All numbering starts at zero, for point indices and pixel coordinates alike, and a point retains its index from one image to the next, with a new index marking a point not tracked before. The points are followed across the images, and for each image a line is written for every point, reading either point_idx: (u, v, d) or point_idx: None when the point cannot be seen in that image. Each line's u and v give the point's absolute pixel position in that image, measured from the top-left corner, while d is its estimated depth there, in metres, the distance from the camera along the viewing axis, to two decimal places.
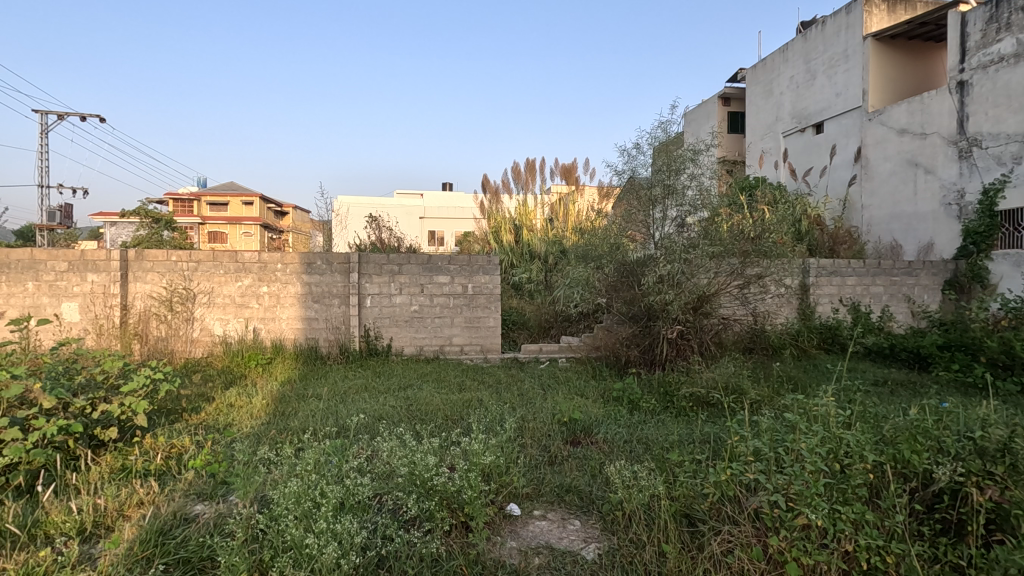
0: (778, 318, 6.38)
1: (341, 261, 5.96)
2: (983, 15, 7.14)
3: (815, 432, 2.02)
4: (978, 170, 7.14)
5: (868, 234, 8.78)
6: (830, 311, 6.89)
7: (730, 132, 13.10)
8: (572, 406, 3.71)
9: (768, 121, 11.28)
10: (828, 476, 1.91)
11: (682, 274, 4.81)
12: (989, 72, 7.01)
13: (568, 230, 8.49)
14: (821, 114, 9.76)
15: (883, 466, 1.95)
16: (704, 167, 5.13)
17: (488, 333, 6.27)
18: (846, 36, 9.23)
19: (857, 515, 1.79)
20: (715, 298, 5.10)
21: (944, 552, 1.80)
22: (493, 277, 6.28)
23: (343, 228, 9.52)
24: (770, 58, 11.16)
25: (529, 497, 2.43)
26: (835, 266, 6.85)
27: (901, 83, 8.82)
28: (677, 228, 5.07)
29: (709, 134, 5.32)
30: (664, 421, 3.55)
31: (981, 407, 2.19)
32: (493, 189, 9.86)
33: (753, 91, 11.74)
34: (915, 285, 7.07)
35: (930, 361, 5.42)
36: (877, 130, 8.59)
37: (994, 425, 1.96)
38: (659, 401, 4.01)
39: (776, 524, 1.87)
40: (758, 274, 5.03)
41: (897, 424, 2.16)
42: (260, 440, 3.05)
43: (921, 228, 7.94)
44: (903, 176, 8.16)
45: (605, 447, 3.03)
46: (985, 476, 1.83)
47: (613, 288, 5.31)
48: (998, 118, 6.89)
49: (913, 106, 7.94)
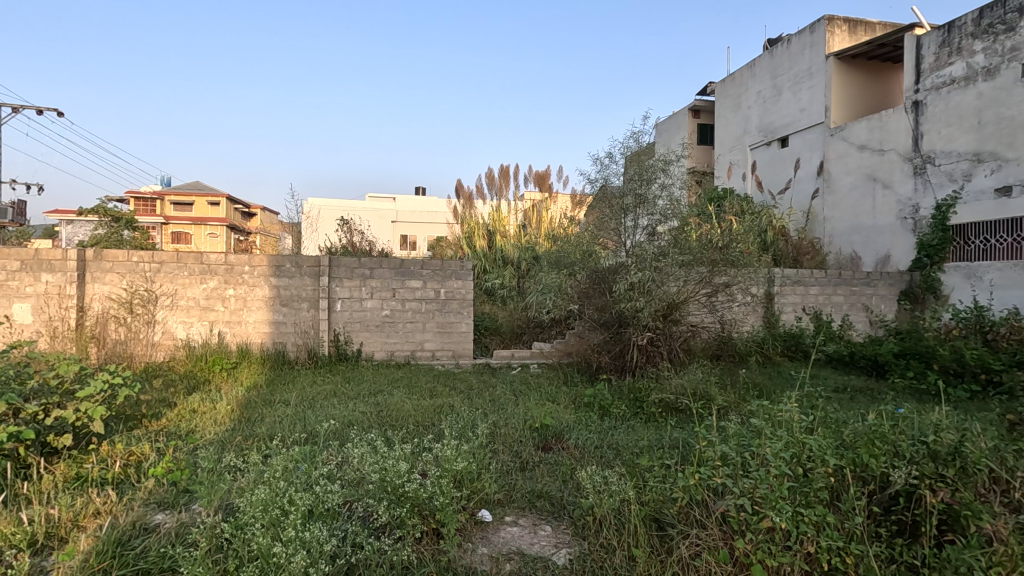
0: (745, 326, 6.52)
1: (311, 264, 5.87)
2: (936, 39, 7.51)
3: (780, 436, 2.08)
4: (931, 186, 7.50)
5: (830, 245, 9.08)
6: (793, 320, 7.11)
7: (699, 144, 13.35)
8: (544, 412, 3.74)
9: (736, 134, 11.54)
10: (792, 480, 1.96)
11: (652, 281, 4.94)
12: (942, 93, 7.38)
13: (541, 236, 8.55)
14: (787, 128, 10.07)
15: (842, 470, 2.01)
16: (675, 177, 5.29)
17: (460, 338, 6.25)
18: (810, 54, 9.55)
19: (819, 518, 1.84)
20: (683, 306, 5.21)
21: (900, 552, 1.87)
22: (466, 282, 6.28)
23: (313, 230, 9.36)
24: (738, 72, 11.46)
25: (500, 503, 2.44)
26: (798, 275, 7.12)
27: (860, 100, 9.19)
28: (648, 236, 5.16)
29: (680, 144, 5.46)
30: (633, 426, 3.60)
31: (934, 413, 2.29)
32: (466, 194, 9.84)
33: (721, 104, 12.02)
34: (872, 295, 7.39)
35: (887, 368, 5.62)
36: (839, 145, 8.92)
37: (945, 430, 2.07)
38: (629, 408, 4.06)
39: (742, 527, 1.91)
40: (725, 282, 5.18)
41: (857, 428, 2.25)
42: (225, 446, 2.97)
43: (879, 240, 8.27)
44: (862, 189, 8.50)
45: (576, 452, 3.06)
46: (937, 479, 1.91)
47: (585, 295, 5.38)
48: (951, 137, 7.25)
49: (873, 123, 8.30)
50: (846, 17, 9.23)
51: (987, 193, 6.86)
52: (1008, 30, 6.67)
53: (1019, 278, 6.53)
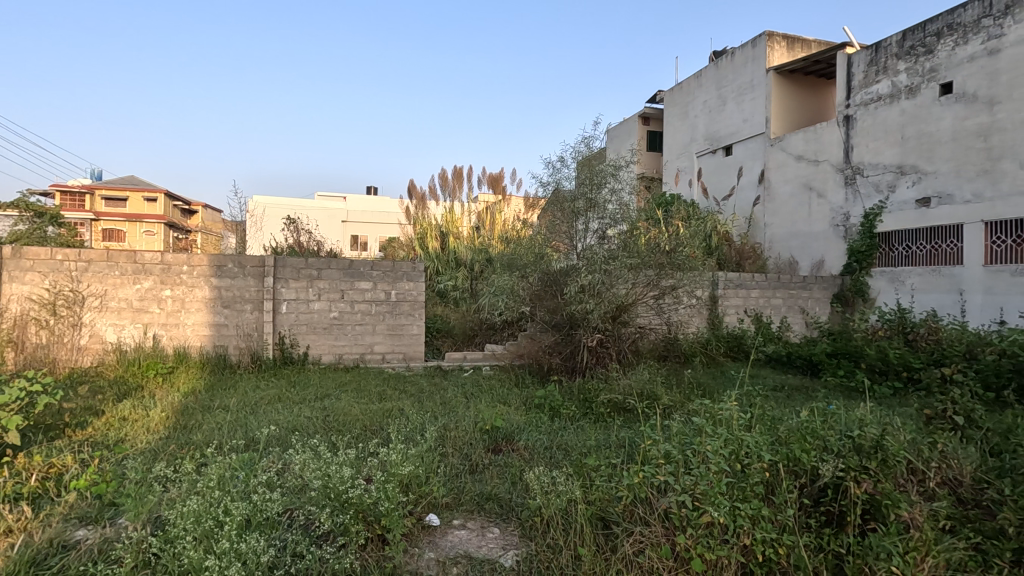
0: (690, 327, 6.73)
1: (255, 264, 5.65)
2: (865, 58, 8.01)
3: (719, 434, 2.16)
4: (861, 196, 7.99)
5: (770, 250, 9.52)
6: (736, 321, 7.41)
7: (649, 150, 13.72)
8: (495, 414, 3.74)
9: (683, 142, 11.92)
10: (730, 476, 2.04)
11: (602, 284, 5.03)
12: (870, 109, 7.87)
13: (494, 238, 8.56)
14: (731, 137, 10.49)
15: (777, 465, 2.10)
16: (624, 182, 5.42)
17: (411, 341, 6.17)
18: (752, 67, 9.99)
19: (754, 511, 1.92)
20: (632, 308, 5.32)
21: (827, 541, 1.96)
22: (418, 284, 6.20)
23: (259, 229, 9.03)
24: (685, 82, 11.84)
25: (448, 506, 2.42)
26: (740, 278, 7.42)
27: (797, 113, 9.68)
28: (599, 239, 5.25)
29: (630, 150, 5.59)
30: (582, 426, 3.65)
31: (860, 409, 2.43)
32: (419, 195, 9.73)
33: (670, 112, 12.39)
34: (808, 298, 7.79)
35: (820, 367, 5.92)
36: (778, 155, 9.37)
37: (868, 425, 2.21)
38: (579, 408, 4.12)
39: (683, 523, 1.96)
40: (672, 285, 5.33)
41: (790, 425, 2.36)
42: (157, 456, 2.82)
43: (814, 246, 8.72)
44: (799, 198, 8.95)
45: (526, 453, 3.07)
46: (862, 471, 2.02)
47: (537, 297, 5.42)
48: (877, 151, 7.75)
49: (808, 135, 8.76)
50: (785, 34, 9.71)
51: (909, 203, 7.37)
52: (927, 52, 7.20)
53: (936, 283, 7.03)
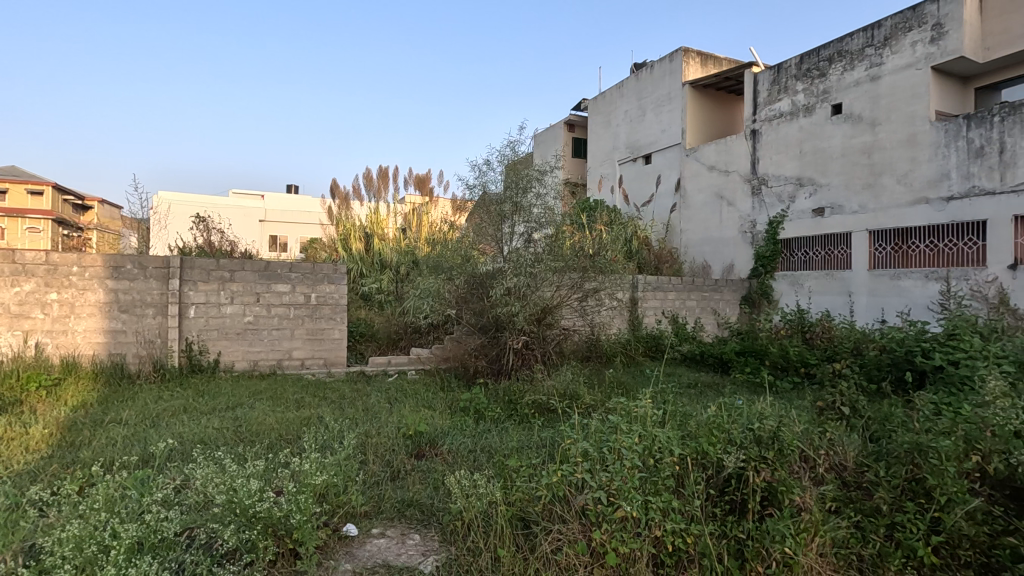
0: (612, 328, 6.97)
1: (158, 266, 5.24)
2: (768, 77, 8.65)
3: (634, 431, 2.25)
4: (765, 205, 8.61)
5: (685, 254, 10.04)
6: (654, 322, 7.75)
7: (574, 156, 14.08)
8: (419, 418, 3.69)
9: (606, 149, 12.32)
10: (643, 471, 2.13)
11: (527, 286, 5.10)
12: (773, 125, 8.51)
13: (420, 240, 8.45)
14: (650, 146, 10.97)
15: (686, 458, 2.22)
16: (549, 187, 5.55)
17: (332, 345, 5.95)
18: (669, 81, 10.50)
19: (664, 503, 2.02)
20: (556, 310, 5.43)
21: (730, 528, 2.08)
22: (340, 286, 6.01)
23: (164, 227, 8.39)
24: (608, 92, 12.26)
25: (367, 515, 2.36)
26: (658, 282, 7.78)
27: (710, 125, 10.29)
28: (525, 242, 5.32)
29: (555, 155, 5.73)
30: (506, 428, 3.67)
31: (761, 403, 2.62)
32: (342, 194, 9.42)
33: (593, 120, 12.77)
34: (719, 300, 8.29)
35: (730, 365, 6.32)
36: (693, 165, 9.91)
37: (767, 418, 2.38)
38: (504, 410, 4.14)
39: (599, 518, 2.02)
40: (595, 287, 5.50)
41: (699, 420, 2.50)
42: (35, 478, 2.54)
43: (725, 251, 9.30)
44: (711, 206, 9.51)
45: (449, 457, 3.05)
46: (761, 460, 2.17)
47: (463, 300, 5.40)
48: (780, 163, 8.39)
49: (720, 147, 9.34)
50: (699, 51, 10.31)
51: (806, 213, 8.04)
52: (821, 75, 7.89)
53: (829, 285, 7.70)
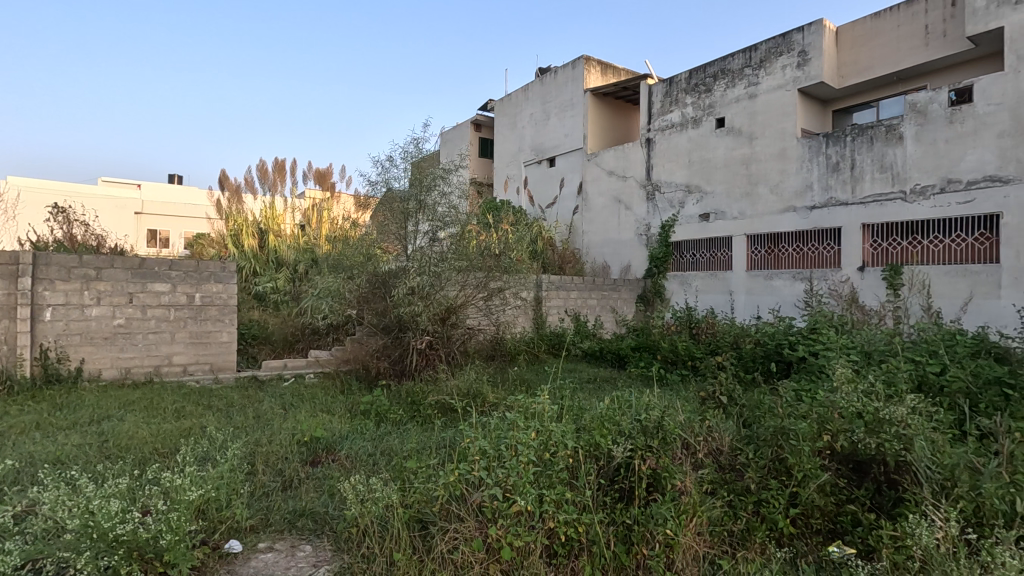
0: (516, 327, 7.10)
1: (4, 262, 4.56)
2: (661, 90, 9.22)
3: (531, 427, 2.30)
4: (658, 210, 9.18)
5: (587, 255, 10.45)
6: (557, 321, 7.99)
7: (481, 156, 14.16)
8: (315, 424, 3.53)
9: (512, 150, 12.50)
10: (538, 465, 2.18)
11: (431, 286, 5.07)
12: (665, 135, 9.09)
13: (320, 237, 8.09)
14: (554, 150, 11.28)
15: (579, 450, 2.31)
16: (454, 186, 5.53)
17: (220, 349, 5.53)
18: (572, 87, 10.86)
19: (558, 495, 2.09)
20: (461, 310, 5.42)
21: (619, 515, 2.19)
22: (228, 286, 5.59)
23: (12, 217, 7.32)
24: (514, 94, 12.46)
25: (253, 529, 2.23)
26: (560, 281, 8.03)
27: (609, 132, 10.78)
28: (429, 241, 5.28)
29: (460, 155, 5.75)
30: (408, 429, 3.62)
31: (649, 396, 2.79)
32: (232, 186, 8.73)
33: (500, 121, 12.91)
34: (617, 299, 8.73)
35: (626, 360, 6.67)
36: (593, 169, 10.33)
37: (653, 409, 2.54)
38: (406, 411, 4.07)
39: (494, 515, 2.05)
40: (499, 287, 5.57)
41: (593, 413, 2.61)
42: None
43: (622, 252, 9.79)
44: (610, 209, 9.97)
45: (347, 463, 2.95)
46: (646, 449, 2.32)
47: (365, 299, 5.23)
48: (671, 171, 8.98)
49: (618, 153, 9.82)
50: (599, 60, 10.77)
51: (694, 218, 8.67)
52: (707, 91, 8.54)
53: (714, 285, 8.36)
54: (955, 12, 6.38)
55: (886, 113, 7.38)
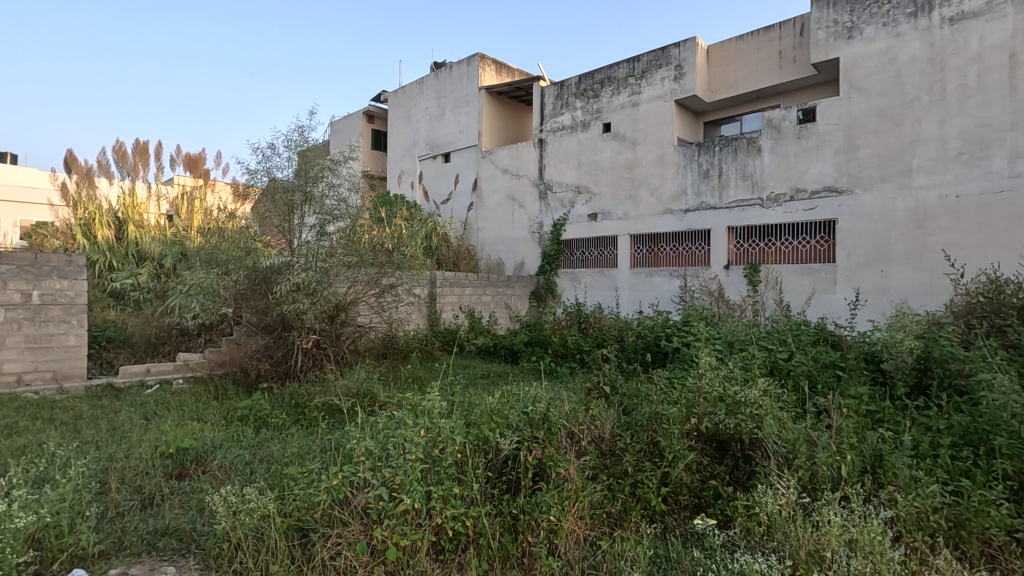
0: (409, 324, 6.99)
1: None
2: (553, 92, 9.51)
3: (420, 424, 2.27)
4: (550, 209, 9.49)
5: (482, 252, 10.53)
6: (452, 317, 7.98)
7: (373, 149, 13.72)
8: (183, 434, 3.22)
9: (406, 144, 12.24)
10: (426, 462, 2.16)
11: (317, 282, 4.78)
12: (556, 136, 9.40)
13: (192, 228, 7.39)
14: (449, 145, 11.22)
15: (468, 445, 2.32)
16: (343, 179, 5.36)
17: (66, 355, 4.85)
18: (467, 83, 10.86)
19: (445, 491, 2.09)
20: (352, 307, 5.19)
21: (506, 506, 2.24)
22: (75, 282, 4.92)
23: None
24: (408, 87, 12.20)
25: (104, 555, 1.99)
26: (454, 278, 8.03)
27: (503, 131, 10.93)
28: (316, 235, 5.05)
29: (349, 147, 5.59)
30: (290, 434, 3.43)
31: (538, 389, 2.88)
32: (81, 169, 7.62)
33: (393, 113, 12.57)
34: (511, 295, 8.91)
35: (519, 354, 6.81)
36: (488, 167, 10.43)
37: (539, 401, 2.62)
38: (290, 415, 3.85)
39: (380, 515, 2.01)
40: (391, 283, 5.45)
41: (483, 408, 2.64)
42: None
43: (516, 250, 9.99)
44: (505, 207, 10.13)
45: (220, 473, 2.72)
46: (533, 440, 2.39)
47: (242, 297, 4.85)
48: (562, 172, 9.32)
49: (512, 152, 9.99)
50: (494, 59, 10.87)
51: (583, 217, 9.06)
52: (595, 96, 8.95)
53: (601, 281, 8.81)
54: (803, 42, 7.25)
55: (748, 127, 8.25)
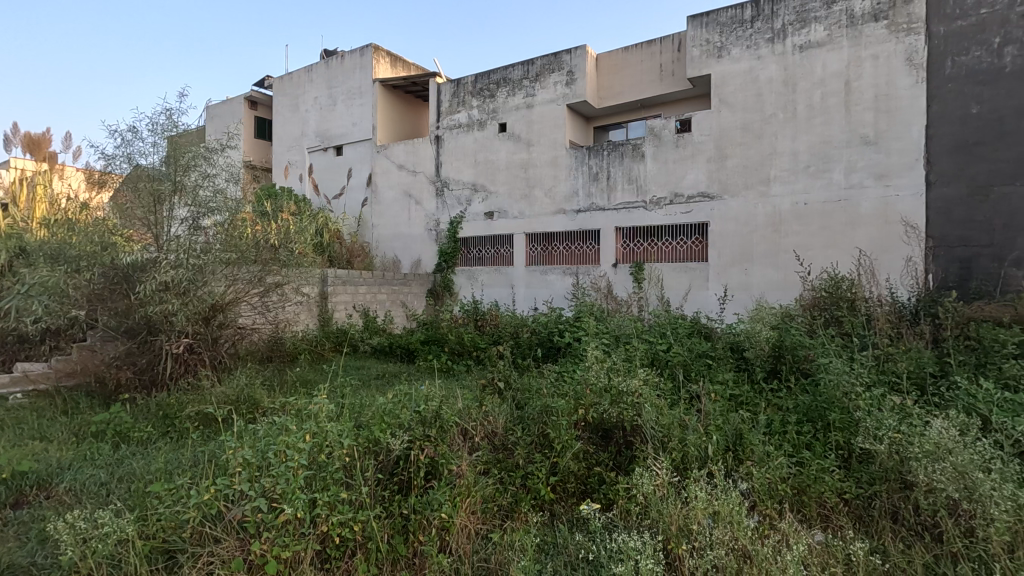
0: (297, 326, 6.62)
1: None
2: (449, 89, 9.45)
3: (305, 429, 2.16)
4: (446, 206, 9.46)
5: (376, 249, 10.24)
6: (345, 317, 7.69)
7: (256, 137, 12.79)
8: (21, 456, 2.80)
9: (293, 134, 11.54)
10: (310, 468, 2.07)
11: (190, 280, 4.30)
12: (453, 134, 9.37)
13: (33, 219, 6.42)
14: (341, 138, 10.75)
15: (356, 448, 2.24)
16: (219, 169, 4.95)
17: None
18: (360, 74, 10.46)
19: (331, 497, 2.01)
20: (231, 308, 4.80)
21: (396, 508, 2.20)
22: None
23: None
24: (295, 74, 11.50)
25: None
26: (347, 276, 7.75)
27: (399, 125, 10.68)
28: (190, 229, 4.60)
29: (227, 135, 5.15)
30: (157, 448, 3.11)
31: (431, 388, 2.86)
32: None
33: (279, 101, 11.80)
34: (407, 293, 8.76)
35: (415, 353, 6.71)
36: (383, 162, 10.16)
37: (431, 400, 2.60)
38: (157, 427, 3.50)
39: (258, 528, 1.90)
40: (277, 282, 5.19)
41: (373, 409, 2.58)
42: None
43: (413, 247, 9.82)
44: (400, 203, 9.93)
45: (68, 498, 2.41)
46: (424, 439, 2.38)
47: (97, 298, 4.31)
48: (459, 170, 9.32)
49: (408, 148, 9.82)
50: (388, 51, 10.58)
51: (480, 216, 9.13)
52: (491, 96, 9.04)
53: (497, 279, 8.93)
54: (680, 57, 7.84)
55: (633, 133, 8.79)
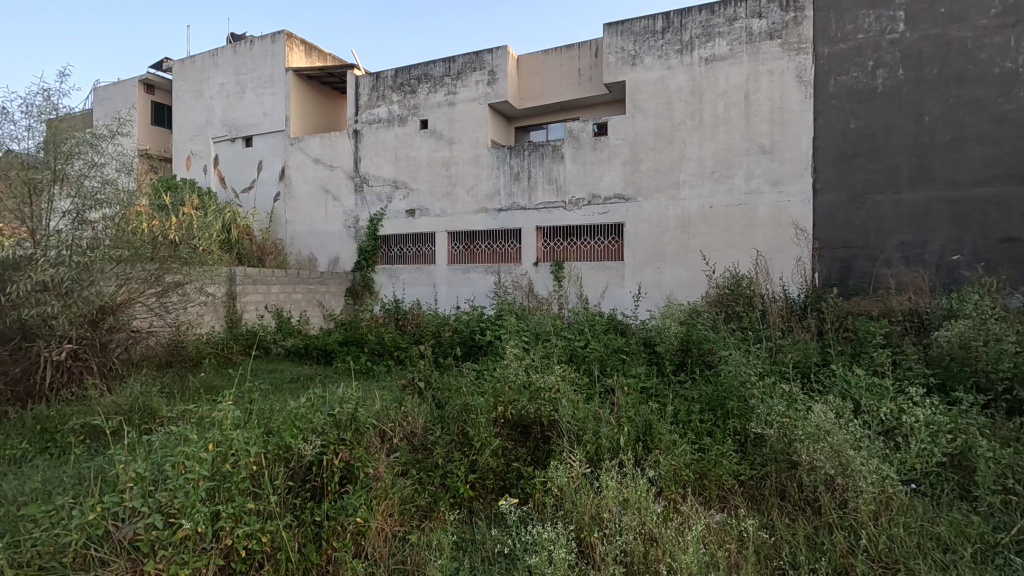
0: (201, 328, 6.21)
1: None
2: (368, 83, 9.19)
3: (207, 438, 2.02)
4: (366, 203, 9.20)
5: (291, 247, 9.78)
6: (256, 318, 7.31)
7: (154, 124, 11.80)
8: None
9: (196, 122, 10.74)
10: (212, 479, 1.95)
11: (74, 281, 3.92)
12: (373, 129, 9.14)
13: None
14: (250, 128, 10.15)
15: (265, 455, 2.13)
16: (109, 157, 4.49)
17: None
18: (271, 62, 9.91)
19: (236, 509, 1.91)
20: (124, 310, 4.42)
21: (308, 515, 2.12)
22: None
23: None
24: (198, 57, 10.70)
25: None
26: (259, 275, 7.37)
27: (314, 117, 10.24)
28: (75, 224, 4.15)
29: (117, 121, 4.71)
30: (34, 465, 2.82)
31: (346, 389, 2.77)
32: None
33: (179, 86, 10.93)
34: (324, 292, 8.46)
35: (332, 354, 6.49)
36: (297, 155, 9.71)
37: (346, 403, 2.51)
38: (34, 443, 3.17)
39: (153, 547, 1.78)
40: (177, 281, 4.82)
41: (283, 413, 2.45)
42: None
43: (330, 245, 9.48)
44: (316, 199, 9.55)
45: None
46: (339, 442, 2.30)
47: None
48: (378, 166, 9.10)
49: (324, 142, 9.45)
50: (302, 39, 10.11)
51: (400, 213, 8.97)
52: (412, 92, 8.89)
53: (419, 278, 8.82)
54: (597, 62, 8.10)
55: (553, 135, 8.98)
